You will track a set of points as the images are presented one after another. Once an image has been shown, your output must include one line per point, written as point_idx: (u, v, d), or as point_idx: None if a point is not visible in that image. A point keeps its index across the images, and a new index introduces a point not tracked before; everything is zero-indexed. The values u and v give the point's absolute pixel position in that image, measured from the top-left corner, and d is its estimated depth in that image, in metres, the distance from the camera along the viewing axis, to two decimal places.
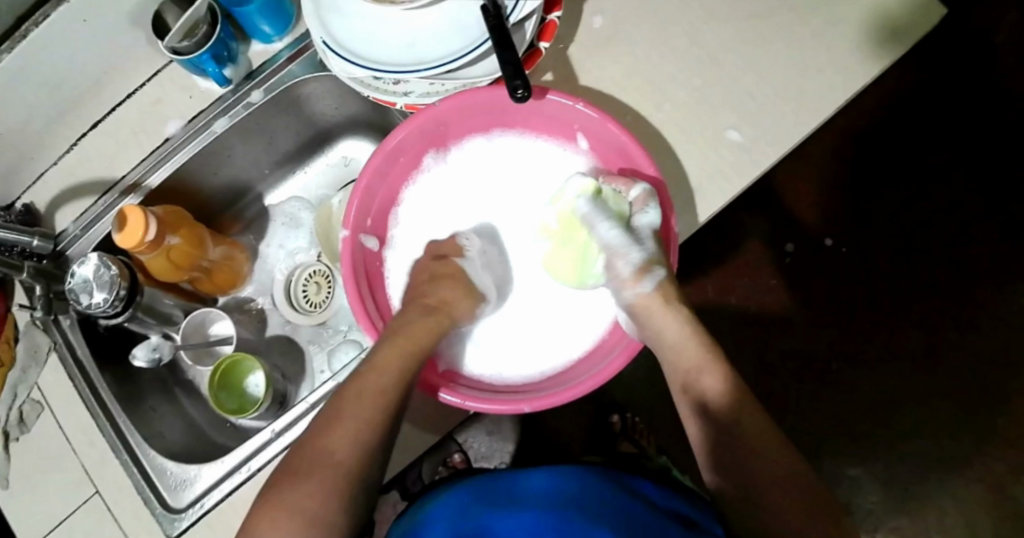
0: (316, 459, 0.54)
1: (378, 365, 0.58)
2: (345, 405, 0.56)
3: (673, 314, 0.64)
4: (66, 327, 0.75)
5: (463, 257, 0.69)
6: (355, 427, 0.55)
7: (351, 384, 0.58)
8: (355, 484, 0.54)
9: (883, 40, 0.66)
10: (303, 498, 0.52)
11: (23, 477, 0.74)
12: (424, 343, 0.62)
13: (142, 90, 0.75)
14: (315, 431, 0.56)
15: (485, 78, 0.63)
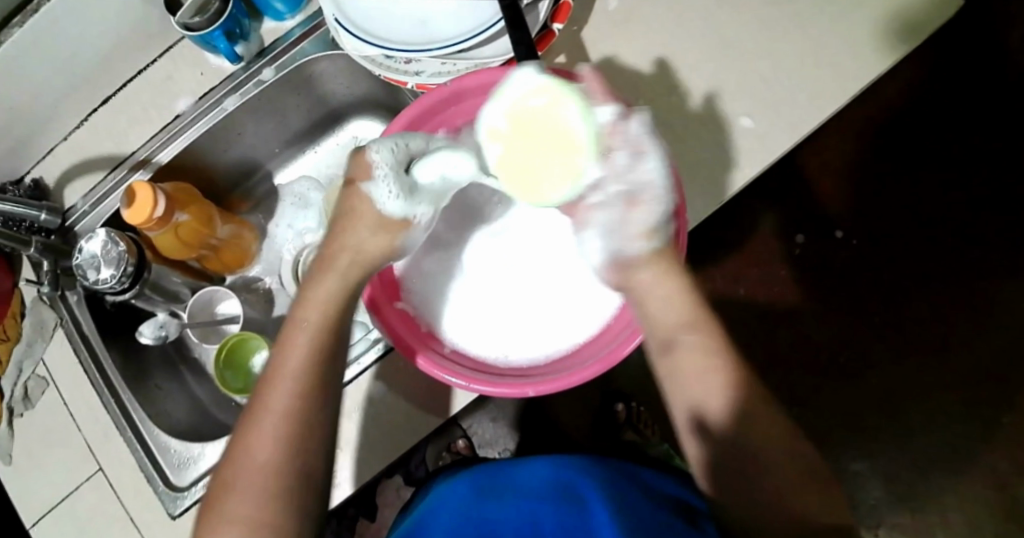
0: (253, 425, 0.53)
1: (297, 320, 0.57)
2: (264, 394, 0.54)
3: (673, 281, 0.57)
4: (72, 303, 0.75)
5: (372, 179, 0.59)
6: (283, 385, 0.54)
7: (267, 373, 0.55)
8: (289, 466, 0.52)
9: (902, 26, 0.65)
10: (245, 467, 0.52)
11: (27, 453, 0.74)
12: (339, 304, 0.58)
13: (154, 66, 0.75)
14: (239, 435, 0.54)
15: (495, 58, 0.63)
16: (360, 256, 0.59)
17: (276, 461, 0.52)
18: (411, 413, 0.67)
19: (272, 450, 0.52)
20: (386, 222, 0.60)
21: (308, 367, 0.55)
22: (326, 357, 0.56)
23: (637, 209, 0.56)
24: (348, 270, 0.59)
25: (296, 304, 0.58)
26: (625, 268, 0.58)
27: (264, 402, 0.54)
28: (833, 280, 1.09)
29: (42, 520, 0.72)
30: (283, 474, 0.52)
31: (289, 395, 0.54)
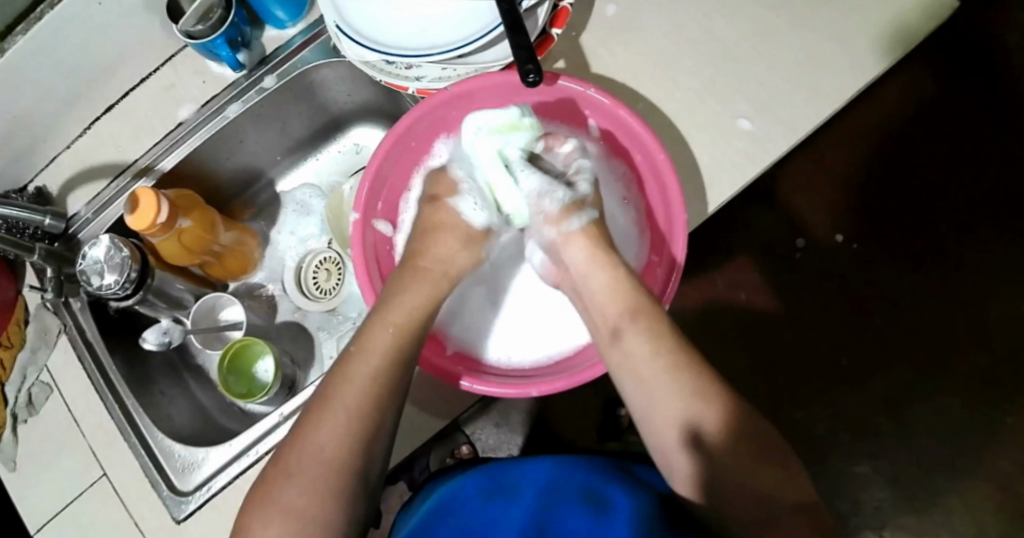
0: (321, 417, 0.55)
1: (384, 320, 0.59)
2: (334, 398, 0.56)
3: (606, 262, 0.63)
4: (76, 309, 0.76)
5: (455, 194, 0.68)
6: (356, 384, 0.56)
7: (338, 373, 0.57)
8: (351, 475, 0.54)
9: (897, 28, 0.66)
10: (309, 459, 0.54)
11: (31, 458, 0.74)
12: (421, 318, 0.61)
13: (156, 74, 0.75)
14: (301, 429, 0.55)
15: (496, 63, 0.64)
16: (448, 267, 0.66)
17: (339, 458, 0.54)
18: (413, 416, 0.67)
19: (335, 445, 0.54)
20: (473, 234, 0.68)
21: (383, 371, 0.57)
22: (401, 363, 0.58)
23: (552, 193, 0.66)
24: (444, 277, 0.65)
25: (380, 304, 0.60)
26: (558, 249, 0.66)
27: (337, 396, 0.56)
28: (834, 283, 1.10)
29: (46, 526, 0.73)
30: (341, 472, 0.54)
31: (361, 395, 0.56)
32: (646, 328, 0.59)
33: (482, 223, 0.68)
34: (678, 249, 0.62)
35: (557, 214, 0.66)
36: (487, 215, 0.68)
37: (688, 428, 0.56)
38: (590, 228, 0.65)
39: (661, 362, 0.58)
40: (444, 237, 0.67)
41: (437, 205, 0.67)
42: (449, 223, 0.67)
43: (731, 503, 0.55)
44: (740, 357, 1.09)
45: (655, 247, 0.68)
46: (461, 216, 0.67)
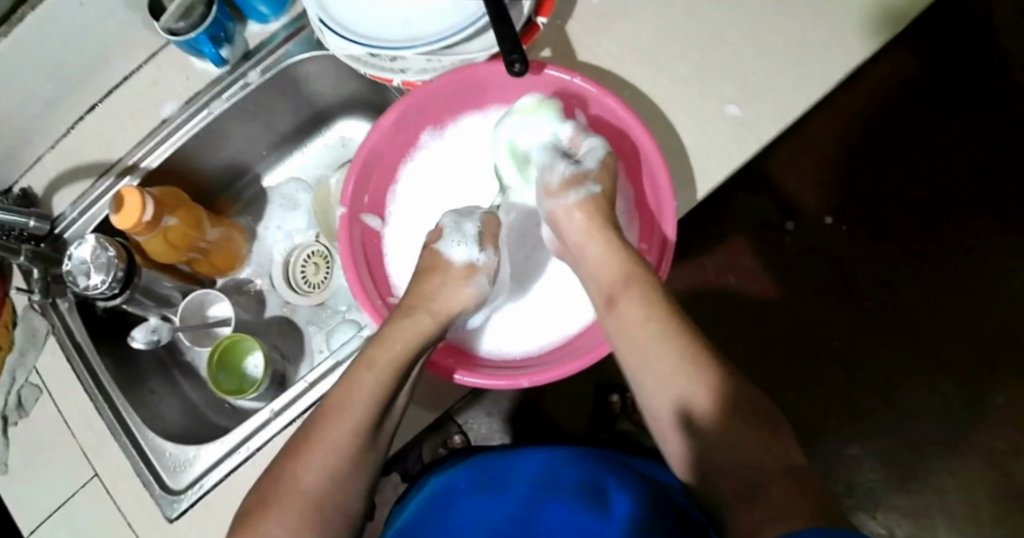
0: (307, 454, 0.56)
1: (371, 359, 0.59)
2: (318, 432, 0.56)
3: (602, 235, 0.64)
4: (64, 310, 0.75)
5: (440, 240, 0.68)
6: (342, 422, 0.57)
7: (326, 407, 0.58)
8: (326, 513, 0.55)
9: (883, 11, 0.66)
10: (292, 497, 0.54)
11: (22, 461, 0.73)
12: (411, 352, 0.60)
13: (139, 71, 0.74)
14: (285, 460, 0.56)
15: (481, 53, 0.62)
16: (436, 309, 0.63)
17: (321, 497, 0.55)
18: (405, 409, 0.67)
19: (317, 483, 0.55)
20: (458, 272, 0.66)
21: (369, 411, 0.57)
22: (386, 403, 0.58)
23: (559, 163, 0.67)
24: (432, 317, 0.63)
25: (372, 341, 0.60)
26: (558, 221, 0.67)
27: (322, 435, 0.56)
28: (824, 267, 1.10)
29: (40, 529, 0.72)
30: (324, 509, 0.55)
31: (346, 436, 0.56)
32: (642, 296, 0.60)
33: (467, 261, 0.66)
34: (669, 229, 0.62)
35: (560, 187, 0.66)
36: (470, 253, 0.67)
37: (677, 397, 0.57)
38: (591, 201, 0.65)
39: (655, 332, 0.59)
40: (434, 279, 0.65)
41: (429, 251, 0.68)
42: (439, 265, 0.66)
43: (718, 472, 0.54)
44: (732, 343, 1.09)
45: (645, 235, 0.68)
46: (447, 257, 0.67)
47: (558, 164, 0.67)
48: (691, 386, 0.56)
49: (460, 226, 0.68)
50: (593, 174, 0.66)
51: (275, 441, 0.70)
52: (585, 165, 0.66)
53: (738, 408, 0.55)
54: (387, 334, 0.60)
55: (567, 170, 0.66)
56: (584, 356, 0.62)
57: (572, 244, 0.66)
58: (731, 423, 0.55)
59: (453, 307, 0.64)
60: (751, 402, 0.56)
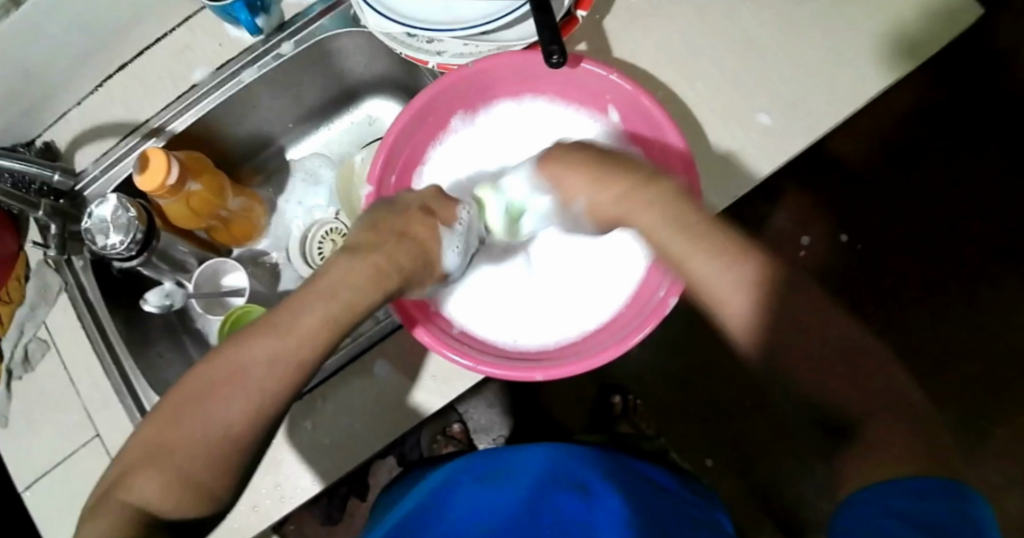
0: (235, 385, 0.51)
1: (316, 295, 0.55)
2: (250, 360, 0.52)
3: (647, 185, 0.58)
4: (78, 268, 0.74)
5: (451, 225, 0.64)
6: (273, 349, 0.53)
7: (266, 332, 0.53)
8: (242, 448, 0.51)
9: (927, 29, 0.65)
10: (207, 427, 0.50)
11: (25, 416, 0.73)
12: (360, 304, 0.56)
13: (172, 35, 0.75)
14: (204, 384, 0.51)
15: (519, 42, 0.64)
16: (396, 265, 0.59)
17: (241, 428, 0.51)
18: (414, 392, 0.67)
19: (240, 411, 0.51)
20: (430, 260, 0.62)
21: (307, 351, 0.53)
22: (326, 341, 0.55)
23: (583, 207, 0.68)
24: (381, 277, 0.58)
25: (323, 280, 0.56)
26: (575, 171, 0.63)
27: (250, 362, 0.52)
28: (834, 285, 1.10)
29: (36, 485, 0.72)
30: (238, 437, 0.50)
31: (275, 369, 0.52)
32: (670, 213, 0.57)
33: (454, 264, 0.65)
34: None
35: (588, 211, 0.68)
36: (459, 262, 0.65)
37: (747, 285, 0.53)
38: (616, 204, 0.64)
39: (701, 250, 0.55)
40: (404, 248, 0.59)
41: (418, 217, 0.62)
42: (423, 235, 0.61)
43: (812, 398, 0.51)
44: (738, 353, 1.10)
45: None
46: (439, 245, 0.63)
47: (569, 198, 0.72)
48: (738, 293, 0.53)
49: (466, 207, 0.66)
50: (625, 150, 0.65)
51: None
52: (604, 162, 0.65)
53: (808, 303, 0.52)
54: (339, 276, 0.56)
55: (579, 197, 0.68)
56: (593, 356, 0.61)
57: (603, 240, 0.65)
58: (795, 318, 0.51)
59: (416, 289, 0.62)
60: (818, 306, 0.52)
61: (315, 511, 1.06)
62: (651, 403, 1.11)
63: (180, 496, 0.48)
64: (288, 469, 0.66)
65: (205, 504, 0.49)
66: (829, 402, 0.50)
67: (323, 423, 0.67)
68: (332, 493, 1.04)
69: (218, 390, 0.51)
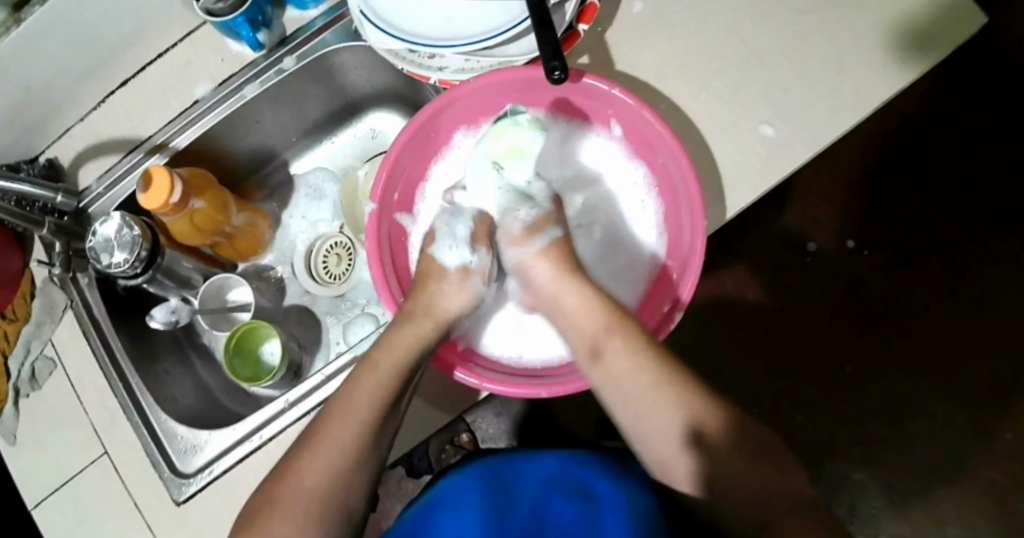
0: (313, 452, 0.56)
1: (373, 363, 0.60)
2: (328, 425, 0.57)
3: (573, 280, 0.65)
4: (83, 285, 0.75)
5: (433, 241, 0.68)
6: (343, 419, 0.57)
7: (337, 399, 0.59)
8: (332, 506, 0.55)
9: (933, 35, 0.64)
10: (298, 492, 0.55)
11: (31, 434, 0.74)
12: (412, 354, 0.61)
13: (173, 51, 0.74)
14: (291, 456, 0.57)
15: (523, 56, 0.63)
16: (433, 312, 0.64)
17: (324, 490, 0.55)
18: (420, 408, 0.67)
19: (323, 483, 0.55)
20: (451, 274, 0.66)
21: (372, 412, 0.58)
22: (390, 403, 0.59)
23: (520, 209, 0.68)
24: (430, 321, 0.63)
25: (375, 345, 0.62)
26: (525, 269, 0.67)
27: (325, 438, 0.57)
28: (840, 290, 1.10)
29: (44, 503, 0.72)
30: (332, 506, 0.55)
31: (347, 440, 0.56)
32: (629, 346, 0.59)
33: (458, 263, 0.67)
34: (694, 264, 0.61)
35: (523, 229, 0.67)
36: (461, 256, 0.67)
37: (679, 427, 0.56)
38: (556, 244, 0.67)
39: (643, 381, 0.58)
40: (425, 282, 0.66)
41: (422, 257, 0.68)
42: (428, 272, 0.67)
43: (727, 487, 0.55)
44: (745, 359, 1.10)
45: (673, 252, 0.66)
46: (439, 263, 0.67)
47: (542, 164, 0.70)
48: (680, 426, 0.56)
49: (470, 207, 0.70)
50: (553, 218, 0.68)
51: (288, 432, 0.69)
52: (544, 208, 0.69)
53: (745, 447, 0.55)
54: (389, 339, 0.61)
55: (526, 217, 0.68)
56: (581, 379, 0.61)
57: (545, 294, 0.66)
58: (725, 436, 0.56)
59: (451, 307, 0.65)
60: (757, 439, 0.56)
61: None
62: None
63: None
64: None
65: None
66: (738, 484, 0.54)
67: None
68: None
69: (304, 459, 0.56)
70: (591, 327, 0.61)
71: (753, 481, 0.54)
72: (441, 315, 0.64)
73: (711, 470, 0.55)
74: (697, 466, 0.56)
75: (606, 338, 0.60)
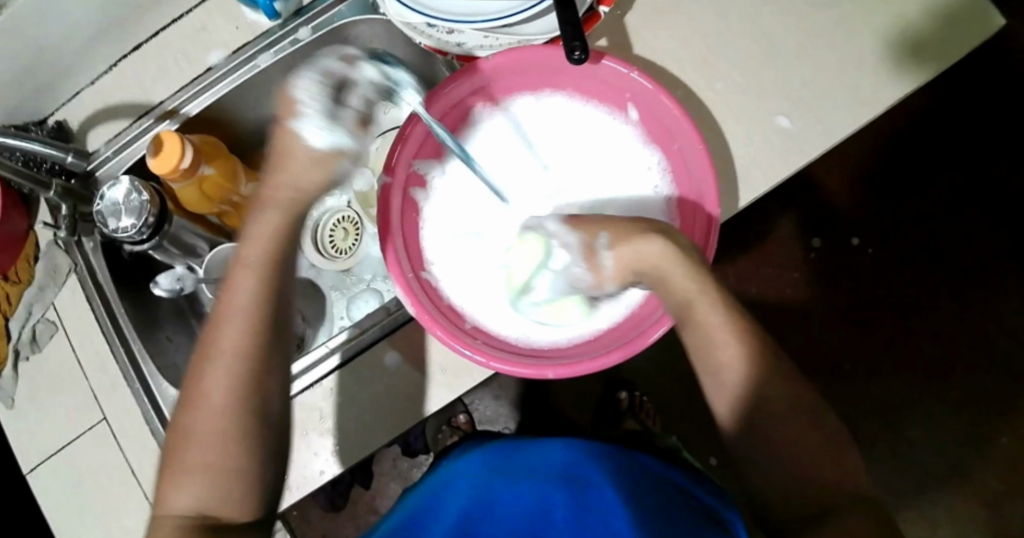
0: (210, 369, 0.53)
1: (242, 261, 0.56)
2: (215, 335, 0.54)
3: (648, 238, 0.59)
4: (88, 249, 0.74)
5: (300, 117, 0.57)
6: (228, 325, 0.54)
7: (218, 308, 0.55)
8: (242, 416, 0.53)
9: (953, 34, 0.64)
10: (203, 416, 0.52)
11: (30, 397, 0.73)
12: (286, 244, 0.57)
13: (189, 17, 0.74)
14: (193, 379, 0.54)
15: (541, 36, 0.64)
16: (297, 189, 0.58)
17: (228, 402, 0.52)
18: (425, 388, 0.67)
19: (228, 395, 0.53)
20: (321, 159, 0.58)
21: (254, 308, 0.54)
22: (272, 296, 0.56)
23: (574, 264, 0.64)
24: (292, 208, 0.58)
25: (240, 241, 0.57)
26: (631, 280, 0.62)
27: (220, 345, 0.53)
28: (842, 287, 1.11)
29: (41, 467, 0.72)
30: (248, 413, 0.53)
31: (242, 347, 0.53)
32: (715, 302, 0.56)
33: (329, 145, 0.58)
34: (713, 206, 0.61)
35: (593, 276, 0.63)
36: (333, 138, 0.58)
37: (747, 392, 0.55)
38: (615, 245, 0.61)
39: (735, 348, 0.55)
40: (283, 169, 0.57)
41: (280, 131, 0.58)
42: (286, 149, 0.57)
43: (808, 472, 0.52)
44: None
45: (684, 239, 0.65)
46: (300, 141, 0.57)
47: (548, 222, 0.67)
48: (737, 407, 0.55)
49: (359, 73, 0.60)
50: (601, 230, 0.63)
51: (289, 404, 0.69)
52: (580, 237, 0.64)
53: (800, 422, 0.54)
54: (252, 230, 0.56)
55: (581, 262, 0.63)
56: (590, 361, 0.60)
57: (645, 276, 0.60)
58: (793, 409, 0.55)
59: (317, 190, 0.58)
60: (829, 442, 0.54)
61: (319, 498, 1.08)
62: (656, 399, 1.11)
63: (226, 491, 0.51)
64: (296, 459, 0.66)
65: (233, 477, 0.52)
66: (814, 463, 0.53)
67: (332, 408, 0.67)
68: (337, 481, 1.06)
69: (198, 379, 0.53)
70: (683, 287, 0.57)
71: (810, 466, 0.53)
72: (307, 196, 0.58)
73: (783, 442, 0.53)
74: (767, 431, 0.54)
75: (697, 299, 0.56)
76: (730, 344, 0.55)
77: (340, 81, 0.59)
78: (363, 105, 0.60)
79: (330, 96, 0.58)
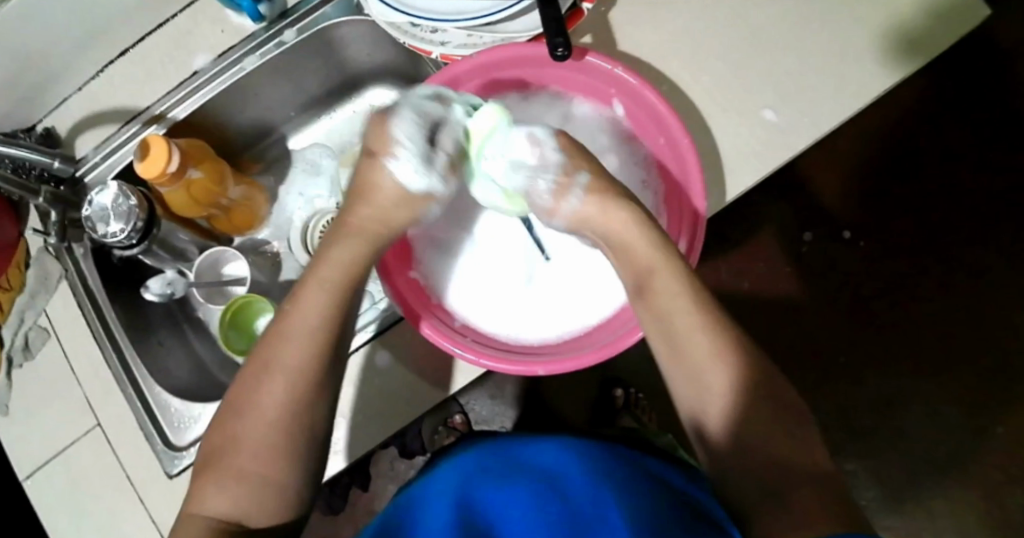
0: (269, 384, 0.53)
1: (316, 277, 0.56)
2: (278, 350, 0.54)
3: (619, 203, 0.60)
4: (79, 256, 0.74)
5: (392, 155, 0.59)
6: (295, 341, 0.54)
7: (282, 323, 0.55)
8: (299, 431, 0.53)
9: (937, 24, 0.64)
10: (257, 428, 0.52)
11: (23, 404, 0.73)
12: (360, 269, 0.58)
13: (174, 21, 0.74)
14: (247, 390, 0.54)
15: (525, 33, 0.63)
16: (381, 220, 0.60)
17: (284, 417, 0.53)
18: (416, 387, 0.67)
19: (292, 410, 0.53)
20: (409, 198, 0.60)
21: (319, 327, 0.55)
22: (341, 317, 0.56)
23: (540, 181, 0.62)
24: (372, 237, 0.60)
25: (313, 262, 0.58)
26: (583, 226, 0.62)
27: (283, 361, 0.54)
28: (836, 281, 1.11)
29: (35, 474, 0.72)
30: (300, 430, 0.53)
31: (305, 364, 0.54)
32: (678, 274, 0.56)
33: (422, 188, 0.60)
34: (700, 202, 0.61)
35: (552, 200, 0.62)
36: (427, 180, 0.60)
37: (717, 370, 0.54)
38: (592, 191, 0.61)
39: (692, 319, 0.55)
40: (368, 201, 0.60)
41: (371, 162, 0.60)
42: (373, 182, 0.60)
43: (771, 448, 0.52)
44: None
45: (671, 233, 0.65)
46: (390, 178, 0.59)
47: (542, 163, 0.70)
48: (709, 405, 0.54)
49: (451, 115, 0.58)
50: (575, 163, 0.62)
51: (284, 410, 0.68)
52: (559, 160, 0.62)
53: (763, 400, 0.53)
54: (330, 254, 0.58)
55: (551, 182, 0.61)
56: (584, 357, 0.60)
57: (600, 231, 0.61)
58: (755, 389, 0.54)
59: (400, 224, 0.61)
60: (802, 436, 0.53)
61: (317, 501, 1.08)
62: (652, 395, 1.11)
63: (263, 502, 0.51)
64: None
65: (278, 491, 0.52)
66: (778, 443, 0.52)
67: None
68: (334, 483, 1.06)
69: (256, 391, 0.53)
70: (648, 258, 0.57)
71: (778, 456, 0.51)
72: (389, 228, 0.60)
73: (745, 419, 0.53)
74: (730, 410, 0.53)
75: (661, 271, 0.56)
76: (690, 318, 0.55)
77: (432, 122, 0.58)
78: (454, 150, 0.59)
79: (425, 141, 0.58)
